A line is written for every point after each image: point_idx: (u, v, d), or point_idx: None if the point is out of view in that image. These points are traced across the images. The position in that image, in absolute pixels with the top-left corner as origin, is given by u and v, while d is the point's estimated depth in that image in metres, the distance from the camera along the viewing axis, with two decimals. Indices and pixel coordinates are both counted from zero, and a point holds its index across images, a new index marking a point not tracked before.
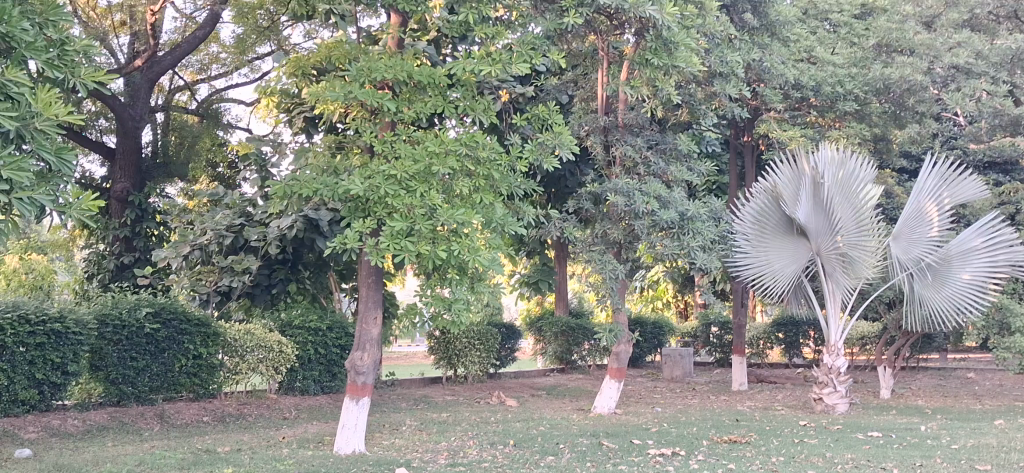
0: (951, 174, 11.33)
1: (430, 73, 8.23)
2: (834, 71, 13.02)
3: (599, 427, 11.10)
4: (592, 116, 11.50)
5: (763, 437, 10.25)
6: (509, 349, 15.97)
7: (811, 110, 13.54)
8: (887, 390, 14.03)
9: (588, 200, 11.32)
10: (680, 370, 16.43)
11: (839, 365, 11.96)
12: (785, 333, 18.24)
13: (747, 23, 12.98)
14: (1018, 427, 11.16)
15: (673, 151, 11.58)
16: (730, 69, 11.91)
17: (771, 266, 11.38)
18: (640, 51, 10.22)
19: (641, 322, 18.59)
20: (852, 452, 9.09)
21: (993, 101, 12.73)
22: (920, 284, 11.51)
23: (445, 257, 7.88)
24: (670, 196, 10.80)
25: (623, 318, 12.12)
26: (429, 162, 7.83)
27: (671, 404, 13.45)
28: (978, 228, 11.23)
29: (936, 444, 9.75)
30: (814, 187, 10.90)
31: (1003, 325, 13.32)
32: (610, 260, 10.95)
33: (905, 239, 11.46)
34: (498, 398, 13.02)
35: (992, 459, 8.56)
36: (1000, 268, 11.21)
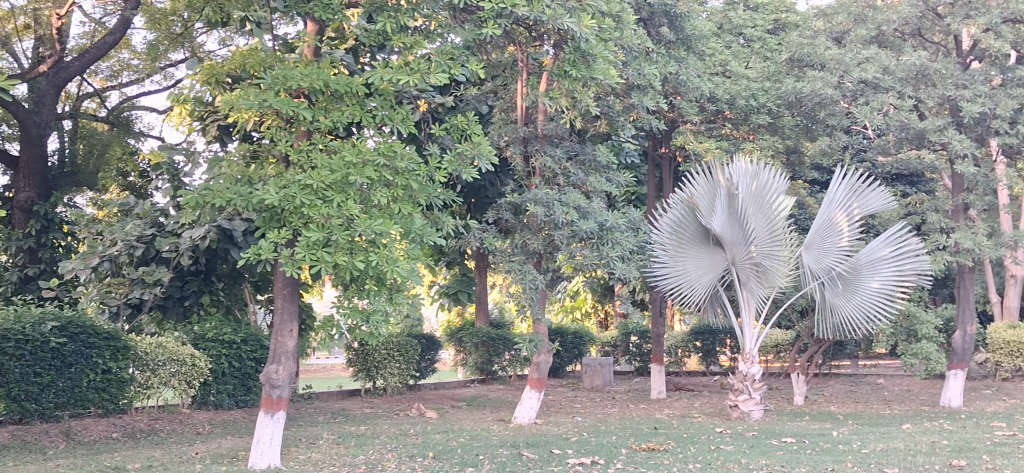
0: (860, 185, 11.67)
1: (347, 82, 8.15)
2: (747, 85, 13.59)
3: (519, 438, 11.10)
4: (511, 127, 11.50)
5: (681, 445, 10.38)
6: (429, 360, 15.87)
7: (726, 122, 14.17)
8: (801, 396, 14.32)
9: (508, 210, 11.33)
10: (600, 379, 16.53)
11: (754, 372, 12.16)
12: (702, 341, 18.53)
13: (663, 36, 13.19)
14: (924, 431, 11.51)
15: (592, 162, 11.72)
16: (648, 82, 12.07)
17: (688, 275, 11.52)
18: (559, 63, 10.28)
19: (562, 332, 18.68)
20: (766, 458, 9.24)
21: (900, 115, 12.81)
22: (831, 292, 11.72)
23: (363, 268, 7.75)
24: (589, 206, 10.88)
25: (543, 329, 12.15)
26: (346, 171, 7.76)
27: (591, 413, 13.53)
28: (887, 239, 11.65)
29: (847, 449, 9.99)
30: (729, 198, 11.07)
31: (910, 332, 13.74)
32: (530, 270, 10.98)
33: (817, 248, 11.64)
34: (417, 410, 12.92)
35: (900, 462, 8.80)
36: (906, 277, 11.71)
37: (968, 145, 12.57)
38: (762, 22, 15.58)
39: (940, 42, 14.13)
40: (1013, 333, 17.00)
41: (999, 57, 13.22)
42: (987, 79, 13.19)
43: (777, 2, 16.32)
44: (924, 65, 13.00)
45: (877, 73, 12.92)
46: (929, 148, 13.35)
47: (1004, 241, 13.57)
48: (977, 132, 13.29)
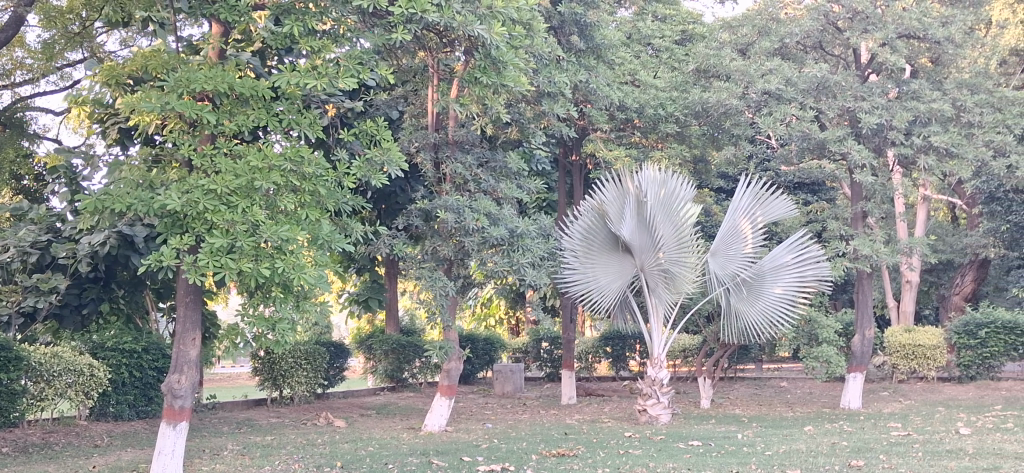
0: (763, 194, 11.96)
1: (253, 85, 7.98)
2: (655, 95, 13.88)
3: (429, 446, 11.05)
4: (422, 133, 11.45)
5: (590, 450, 10.45)
6: (337, 368, 15.67)
7: (635, 130, 14.41)
8: (706, 400, 14.66)
9: (419, 216, 11.26)
10: (511, 385, 16.55)
11: (662, 377, 12.33)
12: (612, 347, 18.76)
13: (573, 45, 13.33)
14: (824, 432, 11.85)
15: (503, 169, 11.76)
16: (558, 90, 12.18)
17: (598, 282, 11.62)
18: (470, 69, 10.27)
19: (473, 339, 18.68)
20: (674, 461, 9.38)
21: (801, 125, 13.17)
22: (736, 297, 11.96)
23: (269, 274, 7.59)
24: (499, 213, 10.90)
25: (453, 336, 12.11)
26: (252, 176, 7.59)
27: (501, 419, 13.54)
28: (789, 245, 11.96)
29: (751, 451, 10.21)
30: (638, 205, 11.21)
31: (811, 336, 14.12)
32: (441, 276, 10.91)
33: (722, 255, 11.87)
34: (325, 419, 12.74)
35: (801, 464, 9.04)
36: (807, 282, 12.04)
37: (866, 155, 12.88)
38: (670, 33, 15.88)
39: (840, 55, 14.59)
40: (908, 337, 17.62)
41: (895, 71, 13.70)
42: (885, 92, 13.61)
43: (684, 14, 16.65)
44: (824, 77, 13.31)
45: (780, 84, 13.26)
46: (829, 158, 13.76)
47: (899, 248, 14.06)
48: (875, 143, 13.73)
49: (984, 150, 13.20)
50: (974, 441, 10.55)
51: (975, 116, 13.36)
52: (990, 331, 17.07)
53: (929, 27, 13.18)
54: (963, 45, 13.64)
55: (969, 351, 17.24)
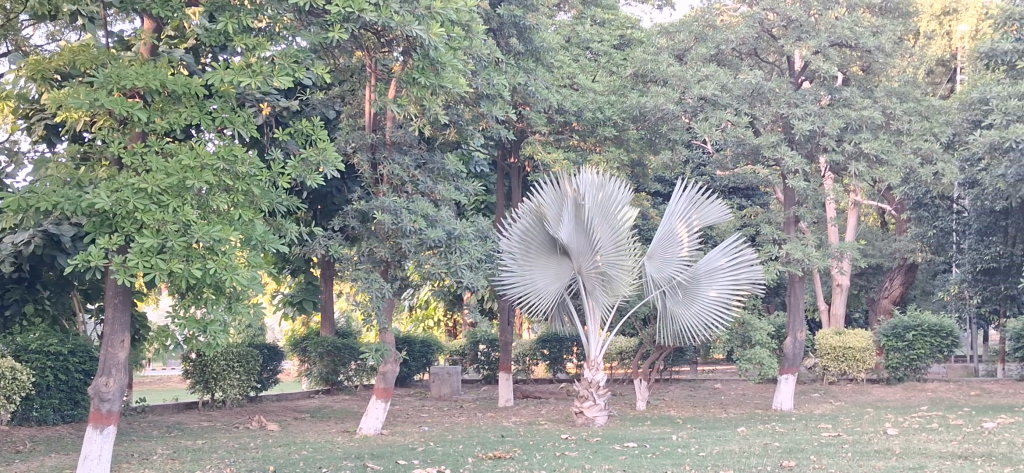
0: (699, 198, 12.10)
1: (186, 82, 7.82)
2: (594, 98, 13.96)
3: (364, 449, 10.95)
4: (359, 133, 11.35)
5: (526, 452, 10.46)
6: (270, 371, 15.47)
7: (573, 133, 14.48)
8: (642, 401, 14.79)
9: (355, 217, 11.16)
10: (448, 388, 16.49)
11: (598, 379, 12.38)
12: (549, 349, 18.83)
13: (512, 47, 13.35)
14: (757, 434, 12.02)
15: (441, 170, 11.71)
16: (497, 92, 12.19)
17: (536, 285, 11.62)
18: (408, 70, 10.19)
19: (410, 341, 18.59)
20: (609, 463, 9.43)
21: (736, 131, 13.34)
22: (672, 301, 12.07)
23: (200, 275, 7.45)
24: (437, 214, 10.86)
25: (390, 338, 12.02)
26: (183, 175, 7.43)
27: (438, 422, 13.50)
28: (724, 249, 12.11)
29: (685, 453, 10.31)
30: (575, 208, 11.26)
31: (744, 338, 14.32)
32: (377, 278, 10.81)
33: (658, 258, 11.97)
34: (259, 422, 12.55)
35: (734, 464, 9.15)
36: (742, 285, 12.20)
37: (799, 161, 13.08)
38: (609, 37, 15.98)
39: (774, 62, 14.81)
40: (839, 339, 17.94)
41: (828, 79, 13.96)
42: (817, 99, 13.82)
43: (622, 18, 16.77)
44: (759, 84, 13.50)
45: (716, 90, 13.42)
46: (763, 164, 13.98)
47: (830, 252, 14.32)
48: (807, 149, 13.98)
49: (912, 157, 13.53)
50: (901, 441, 10.79)
51: (904, 124, 13.68)
52: (917, 334, 17.60)
53: (861, 36, 13.46)
54: (894, 54, 13.95)
55: (897, 354, 17.65)
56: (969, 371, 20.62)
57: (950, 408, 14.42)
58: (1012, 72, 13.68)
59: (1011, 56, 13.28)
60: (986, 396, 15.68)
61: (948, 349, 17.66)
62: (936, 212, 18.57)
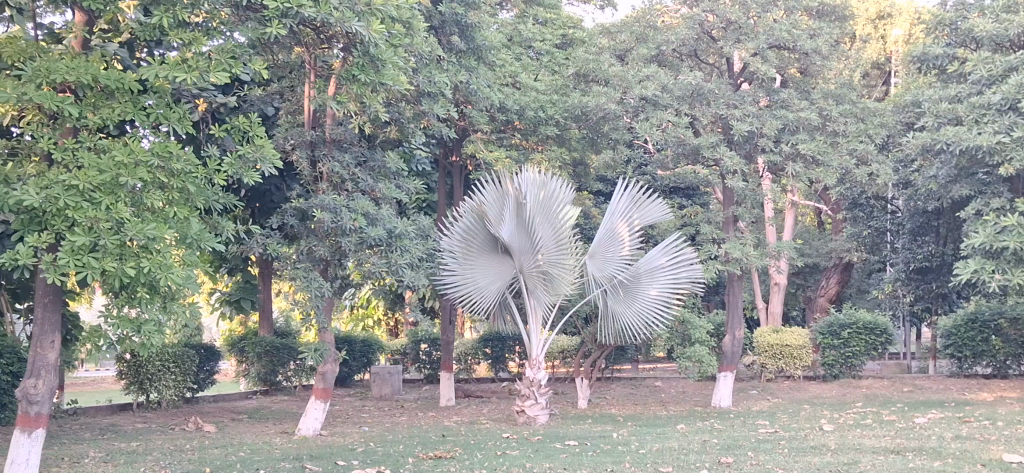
0: (640, 197, 12.18)
1: (119, 77, 7.62)
2: (536, 97, 13.98)
3: (303, 450, 10.83)
4: (298, 130, 11.21)
5: (467, 452, 10.43)
6: (207, 371, 15.21)
7: (515, 132, 14.50)
8: (584, 399, 14.87)
9: (294, 216, 11.01)
10: (388, 388, 16.39)
11: (540, 378, 12.40)
12: (491, 348, 18.82)
13: (454, 45, 13.29)
14: (696, 430, 12.15)
15: (381, 168, 11.63)
16: (438, 90, 12.15)
17: (477, 284, 11.60)
18: (348, 67, 10.07)
19: (350, 341, 18.45)
20: (550, 461, 9.43)
21: (677, 131, 13.44)
22: (613, 299, 12.15)
23: (134, 274, 7.28)
24: (377, 213, 10.76)
25: (329, 338, 11.90)
26: (116, 172, 7.24)
27: (378, 422, 13.40)
28: (664, 248, 12.21)
29: (625, 450, 10.37)
30: (517, 207, 11.27)
31: (684, 336, 14.45)
32: (316, 277, 10.68)
33: (600, 257, 12.03)
34: (195, 424, 12.33)
35: (673, 461, 9.22)
36: (681, 284, 12.31)
37: (737, 161, 13.23)
38: (551, 36, 16.05)
39: (714, 64, 14.89)
40: (776, 337, 18.20)
41: (766, 80, 14.14)
42: (755, 100, 14.06)
43: (564, 18, 16.87)
44: (699, 84, 13.61)
45: (656, 91, 13.51)
46: (703, 164, 14.12)
47: (768, 251, 14.51)
48: (746, 150, 14.16)
49: (848, 158, 13.78)
50: (836, 437, 10.99)
51: (840, 125, 13.94)
52: (853, 332, 17.93)
53: (798, 38, 13.67)
54: (830, 57, 14.19)
55: (833, 351, 17.97)
56: (902, 368, 21.09)
57: (883, 404, 14.73)
58: (943, 76, 14.00)
59: (942, 60, 13.60)
60: (918, 392, 16.05)
61: (882, 346, 18.05)
62: (871, 212, 18.92)
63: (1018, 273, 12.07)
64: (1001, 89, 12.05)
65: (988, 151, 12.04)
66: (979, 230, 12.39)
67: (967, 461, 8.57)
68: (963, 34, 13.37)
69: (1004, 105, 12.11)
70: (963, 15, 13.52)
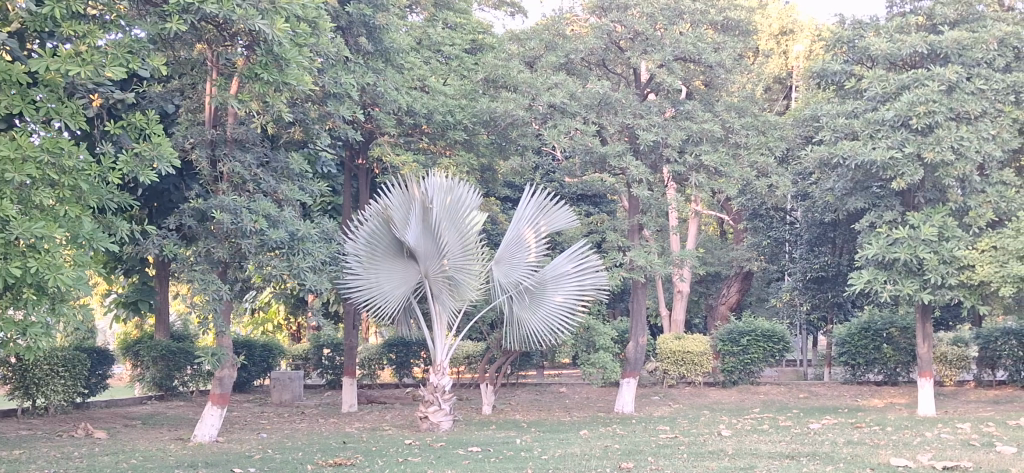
0: (547, 204, 12.20)
1: (6, 68, 7.27)
2: (444, 102, 13.95)
3: (197, 457, 10.53)
4: (198, 128, 10.94)
5: (368, 459, 10.28)
6: (99, 376, 14.67)
7: (422, 136, 14.39)
8: (488, 405, 14.85)
9: (192, 216, 10.69)
10: (289, 393, 16.11)
11: (444, 384, 12.30)
12: (396, 354, 18.63)
13: (361, 46, 13.13)
14: (599, 436, 12.25)
15: (284, 170, 11.40)
16: (345, 91, 11.99)
17: (381, 288, 11.40)
18: (250, 64, 9.80)
19: (250, 345, 18.06)
20: (452, 468, 9.37)
21: (585, 139, 13.54)
22: (519, 305, 12.16)
23: (19, 275, 6.92)
24: (279, 215, 10.54)
25: (227, 342, 11.60)
26: (2, 167, 6.91)
27: (277, 428, 13.12)
28: (570, 255, 12.25)
29: (528, 456, 10.39)
30: (423, 211, 11.18)
31: (589, 343, 14.55)
32: (214, 279, 10.41)
33: (506, 262, 12.06)
34: (84, 430, 11.86)
35: (575, 467, 9.26)
36: (586, 291, 12.37)
37: (643, 170, 13.44)
38: (460, 41, 16.03)
39: (622, 74, 15.14)
40: (678, 344, 18.47)
41: (672, 91, 14.39)
42: (661, 111, 14.28)
43: (474, 23, 16.88)
44: (606, 94, 13.74)
45: (565, 98, 13.56)
46: (609, 172, 14.26)
47: (671, 259, 14.75)
48: (651, 159, 14.35)
49: (749, 170, 14.09)
50: (733, 442, 11.21)
51: (742, 137, 14.27)
52: (751, 339, 18.37)
53: (703, 52, 13.93)
54: (733, 70, 14.49)
55: (732, 358, 18.37)
56: (798, 375, 21.69)
57: (780, 410, 15.10)
58: (840, 91, 14.43)
59: (840, 77, 14.00)
60: (813, 398, 16.51)
61: (780, 353, 18.52)
62: (770, 223, 19.43)
63: (908, 284, 12.53)
64: (894, 106, 12.50)
65: (882, 166, 12.53)
66: (872, 242, 12.81)
67: (858, 466, 8.81)
68: (860, 52, 13.84)
69: (897, 121, 12.58)
70: (860, 34, 14.00)
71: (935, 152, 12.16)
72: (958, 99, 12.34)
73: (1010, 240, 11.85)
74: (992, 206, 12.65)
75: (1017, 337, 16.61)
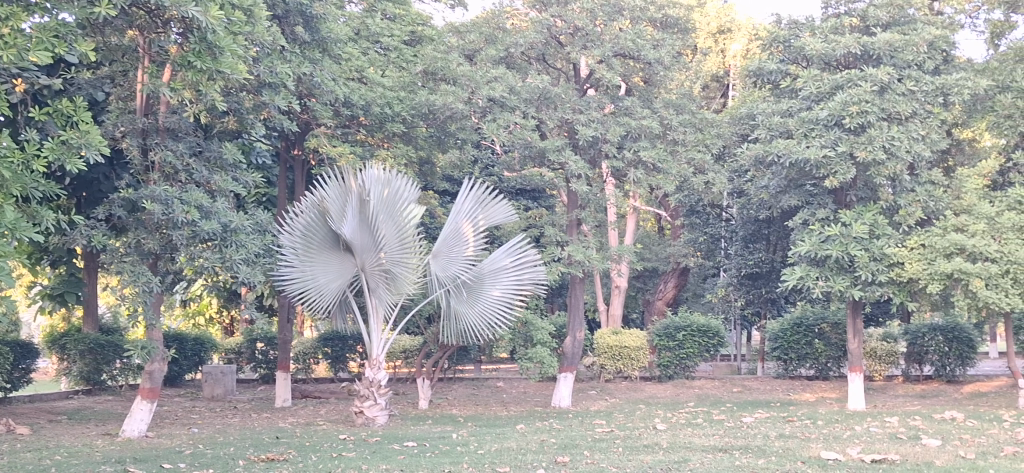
0: (485, 198, 12.15)
1: None
2: (382, 93, 13.82)
3: (125, 452, 10.28)
4: (129, 117, 10.64)
5: (301, 454, 10.15)
6: (23, 370, 14.24)
7: (360, 128, 14.25)
8: (425, 400, 14.77)
9: (121, 206, 10.42)
10: (221, 388, 15.84)
11: (380, 378, 12.19)
12: (331, 348, 18.43)
13: (298, 36, 12.93)
14: (535, 430, 12.25)
15: (218, 160, 11.17)
16: (281, 80, 11.77)
17: (316, 281, 11.24)
18: (183, 52, 9.57)
19: (182, 339, 17.72)
20: (387, 463, 9.28)
21: (524, 134, 13.52)
22: (456, 300, 12.08)
23: None
24: (212, 206, 10.30)
25: (157, 335, 11.34)
26: None
27: (209, 423, 12.88)
28: (508, 250, 12.22)
29: (464, 451, 10.34)
30: (360, 203, 11.06)
31: (526, 337, 14.55)
32: (144, 271, 10.17)
33: (444, 257, 11.98)
34: (6, 426, 11.51)
35: (511, 461, 9.23)
36: (524, 285, 12.36)
37: (581, 166, 13.48)
38: (399, 33, 15.89)
39: (561, 69, 15.18)
40: (615, 339, 18.60)
41: (611, 88, 14.46)
42: (600, 107, 14.33)
43: (413, 15, 16.75)
44: (546, 88, 13.74)
45: (504, 92, 13.49)
46: (548, 167, 14.27)
47: (609, 254, 14.82)
48: (590, 154, 14.39)
49: (686, 167, 14.22)
50: (669, 436, 11.30)
51: (679, 134, 14.40)
52: (687, 334, 18.58)
53: (642, 48, 13.98)
54: (672, 67, 14.59)
55: (668, 352, 18.53)
56: (733, 369, 22.00)
57: (714, 404, 15.29)
58: (775, 91, 14.65)
59: (775, 76, 14.21)
60: (746, 393, 16.74)
61: (714, 348, 18.75)
62: (707, 219, 19.67)
63: (839, 280, 12.75)
64: (827, 105, 12.70)
65: (815, 164, 12.74)
66: (805, 239, 13.02)
67: (789, 459, 8.93)
68: (795, 52, 14.05)
69: (830, 121, 12.77)
70: (796, 33, 14.15)
71: (867, 151, 12.38)
72: (890, 100, 12.59)
73: (936, 240, 12.11)
74: (921, 205, 12.88)
75: (943, 333, 17.13)
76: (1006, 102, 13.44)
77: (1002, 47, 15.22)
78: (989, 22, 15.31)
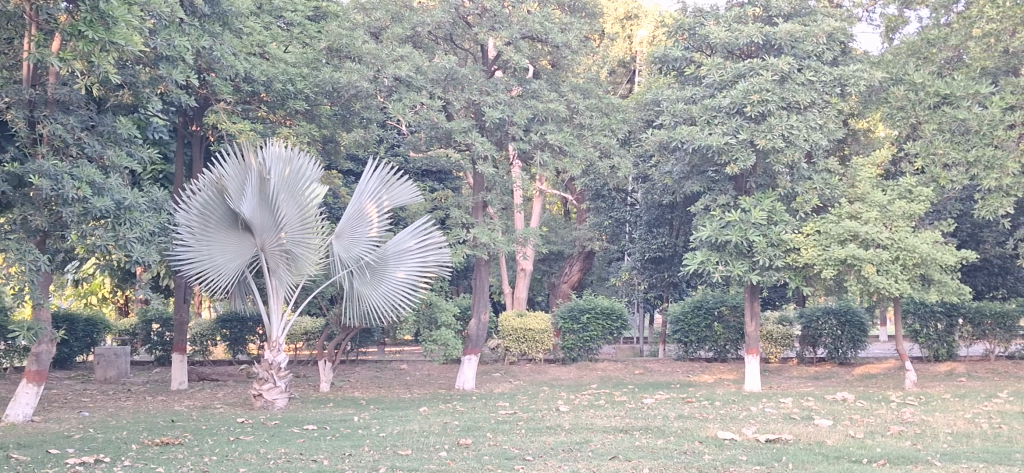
0: (390, 178, 11.97)
1: None
2: (285, 69, 13.48)
3: (8, 438, 9.83)
4: (15, 87, 10.10)
5: (197, 437, 9.87)
6: None
7: (261, 104, 13.81)
8: (326, 383, 14.55)
9: (6, 181, 9.89)
10: (114, 371, 15.32)
11: (279, 361, 11.94)
12: (230, 329, 18.00)
13: (197, 8, 12.34)
14: (438, 413, 12.19)
15: (111, 134, 10.71)
16: (178, 53, 11.33)
17: (213, 261, 10.92)
18: (73, 21, 9.13)
19: (73, 319, 17.05)
20: (286, 446, 9.10)
21: (430, 114, 13.37)
22: (360, 281, 11.89)
23: None
24: (105, 182, 9.85)
25: (44, 316, 10.85)
26: None
27: (100, 407, 12.43)
28: (413, 231, 12.07)
29: (366, 434, 10.22)
30: (259, 182, 10.76)
31: (431, 319, 14.43)
32: (31, 249, 9.67)
33: (347, 237, 11.79)
34: None
35: (413, 443, 9.15)
36: (429, 267, 12.23)
37: (487, 147, 13.44)
38: (303, 8, 15.49)
39: (469, 49, 15.05)
40: (520, 321, 18.60)
41: (518, 70, 14.45)
42: (507, 89, 14.30)
43: None
44: (452, 69, 13.59)
45: (410, 72, 13.27)
46: (454, 148, 14.15)
47: (515, 237, 14.81)
48: (497, 136, 14.33)
49: (592, 151, 14.28)
50: (570, 417, 11.37)
51: (586, 118, 14.50)
52: (590, 317, 18.75)
53: (550, 31, 13.96)
54: (579, 51, 14.60)
55: (572, 335, 18.68)
56: (635, 351, 22.32)
57: (615, 386, 15.48)
58: (680, 77, 14.82)
59: (680, 63, 14.36)
60: (648, 374, 17.00)
61: (617, 331, 18.99)
62: (612, 204, 19.83)
63: (738, 265, 13.02)
64: (729, 93, 12.90)
65: (717, 151, 12.94)
66: (706, 224, 13.24)
67: (687, 439, 9.09)
68: (699, 39, 14.23)
69: (732, 108, 12.97)
70: (701, 22, 14.32)
71: (767, 139, 12.64)
72: (790, 90, 12.85)
73: (831, 226, 12.49)
74: (818, 193, 13.16)
75: (836, 316, 17.66)
76: (899, 94, 13.88)
77: (896, 41, 15.72)
78: (885, 16, 15.77)
